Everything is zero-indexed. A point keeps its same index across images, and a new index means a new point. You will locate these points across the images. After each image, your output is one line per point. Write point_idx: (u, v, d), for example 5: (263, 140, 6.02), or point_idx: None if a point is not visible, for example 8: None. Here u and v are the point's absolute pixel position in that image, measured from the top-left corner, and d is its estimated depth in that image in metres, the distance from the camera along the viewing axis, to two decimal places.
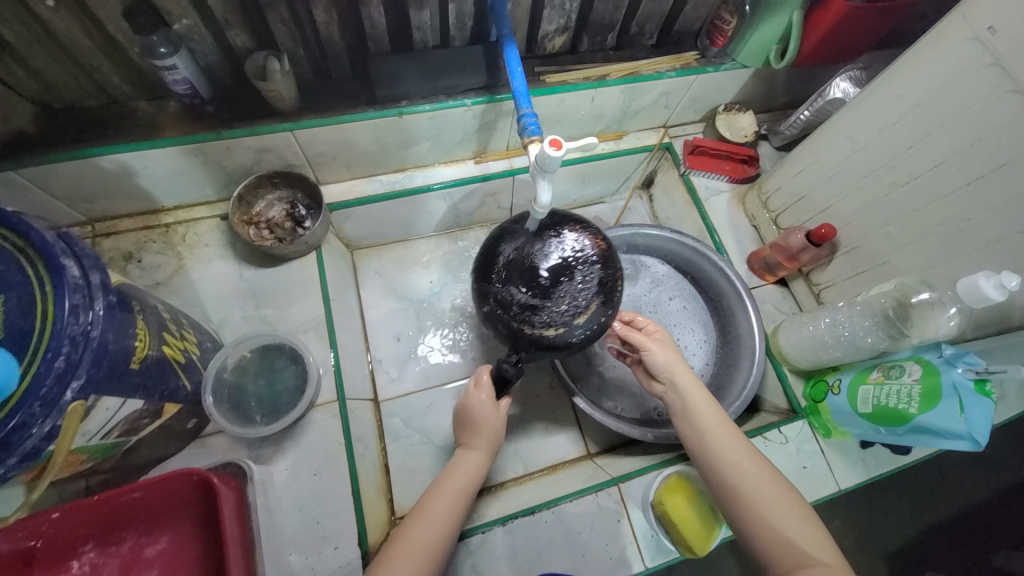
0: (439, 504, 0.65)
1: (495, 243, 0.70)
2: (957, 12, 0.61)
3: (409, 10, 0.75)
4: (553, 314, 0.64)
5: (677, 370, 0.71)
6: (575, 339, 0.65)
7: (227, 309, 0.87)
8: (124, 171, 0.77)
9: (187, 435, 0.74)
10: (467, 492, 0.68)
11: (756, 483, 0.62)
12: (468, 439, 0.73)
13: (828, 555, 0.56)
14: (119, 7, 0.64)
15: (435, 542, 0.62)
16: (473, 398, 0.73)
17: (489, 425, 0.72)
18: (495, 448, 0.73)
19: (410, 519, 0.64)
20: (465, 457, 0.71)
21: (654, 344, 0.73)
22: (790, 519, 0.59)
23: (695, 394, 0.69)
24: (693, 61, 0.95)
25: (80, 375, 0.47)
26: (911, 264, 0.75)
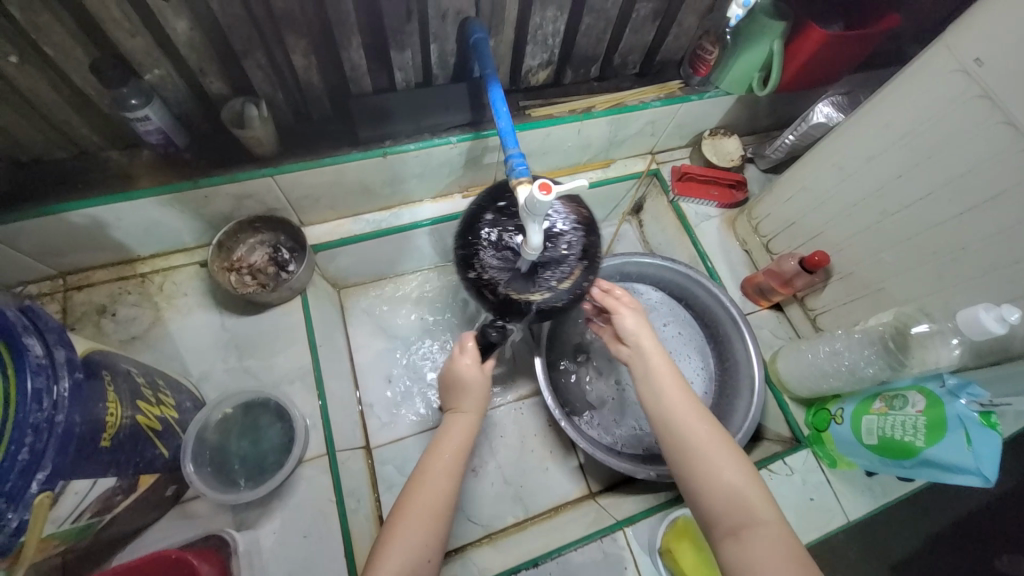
0: (437, 467, 0.64)
1: (474, 216, 0.69)
2: (941, 44, 0.61)
3: (390, 51, 0.74)
4: (537, 280, 0.63)
5: (645, 335, 0.71)
6: (560, 302, 0.64)
7: (208, 360, 0.83)
8: (96, 225, 0.73)
9: (167, 501, 0.69)
10: (462, 450, 0.67)
11: (711, 442, 0.62)
12: (455, 401, 0.72)
13: (772, 516, 0.56)
14: (86, 60, 0.62)
15: (442, 502, 0.61)
16: (458, 362, 0.73)
17: (476, 386, 0.71)
18: (484, 408, 0.72)
19: (411, 483, 0.63)
20: (455, 421, 0.70)
21: (626, 310, 0.73)
22: (741, 479, 0.59)
23: (660, 356, 0.69)
24: (677, 89, 0.95)
25: (45, 466, 0.44)
26: (907, 291, 0.75)
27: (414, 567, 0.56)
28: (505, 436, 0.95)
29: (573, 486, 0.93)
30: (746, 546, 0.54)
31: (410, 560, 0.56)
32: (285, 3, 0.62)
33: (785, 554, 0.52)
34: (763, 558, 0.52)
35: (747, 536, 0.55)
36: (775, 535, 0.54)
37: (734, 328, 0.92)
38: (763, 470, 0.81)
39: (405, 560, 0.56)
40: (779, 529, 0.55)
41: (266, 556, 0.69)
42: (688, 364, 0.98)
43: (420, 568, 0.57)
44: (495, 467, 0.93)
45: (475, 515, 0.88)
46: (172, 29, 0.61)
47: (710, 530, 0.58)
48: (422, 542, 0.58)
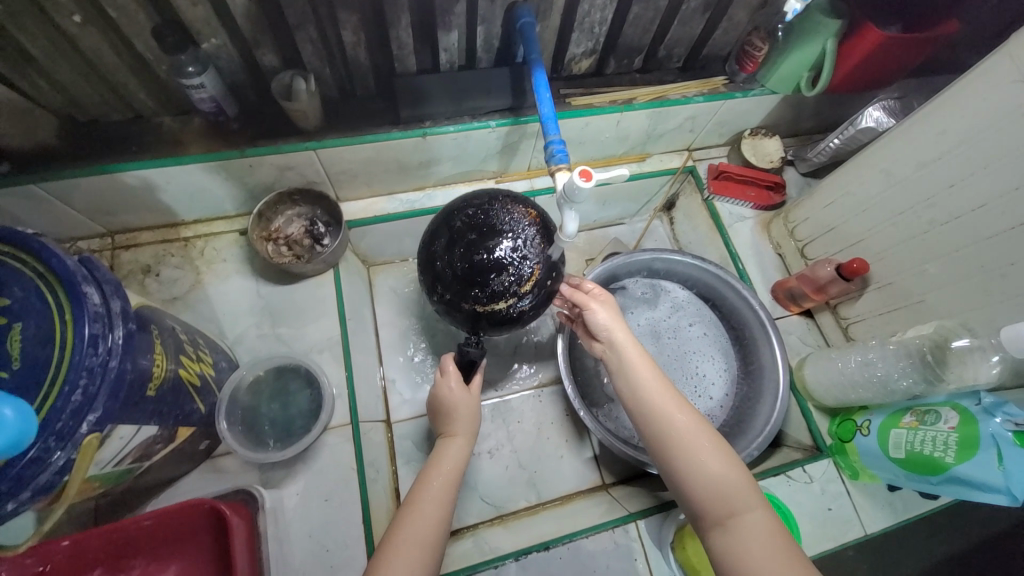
0: (430, 493, 0.63)
1: (432, 235, 0.65)
2: (1005, 51, 0.59)
3: (437, 32, 0.74)
4: (500, 287, 0.60)
5: (619, 327, 0.69)
6: (526, 309, 0.62)
7: (243, 325, 0.86)
8: (146, 187, 0.76)
9: (199, 456, 0.73)
10: (454, 476, 0.66)
11: (692, 435, 0.61)
12: (447, 426, 0.73)
13: (757, 501, 0.57)
14: (149, 26, 0.64)
15: (433, 529, 0.59)
16: (443, 384, 0.74)
17: (463, 404, 0.73)
18: (473, 428, 0.73)
19: (402, 511, 0.62)
20: (447, 446, 0.70)
21: (597, 304, 0.70)
22: (725, 470, 0.59)
23: (634, 348, 0.67)
24: (721, 86, 0.93)
25: (96, 410, 0.47)
26: (949, 305, 0.72)
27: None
28: (522, 422, 0.96)
29: (586, 477, 0.94)
30: (736, 536, 0.55)
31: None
32: None
33: (772, 539, 0.53)
34: (753, 548, 0.53)
35: (735, 527, 0.55)
36: (762, 523, 0.55)
37: (762, 331, 0.90)
38: (781, 476, 0.81)
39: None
40: (765, 515, 0.56)
41: (289, 515, 0.72)
42: (711, 364, 0.98)
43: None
44: (510, 451, 0.94)
45: (488, 495, 0.90)
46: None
47: (698, 519, 0.59)
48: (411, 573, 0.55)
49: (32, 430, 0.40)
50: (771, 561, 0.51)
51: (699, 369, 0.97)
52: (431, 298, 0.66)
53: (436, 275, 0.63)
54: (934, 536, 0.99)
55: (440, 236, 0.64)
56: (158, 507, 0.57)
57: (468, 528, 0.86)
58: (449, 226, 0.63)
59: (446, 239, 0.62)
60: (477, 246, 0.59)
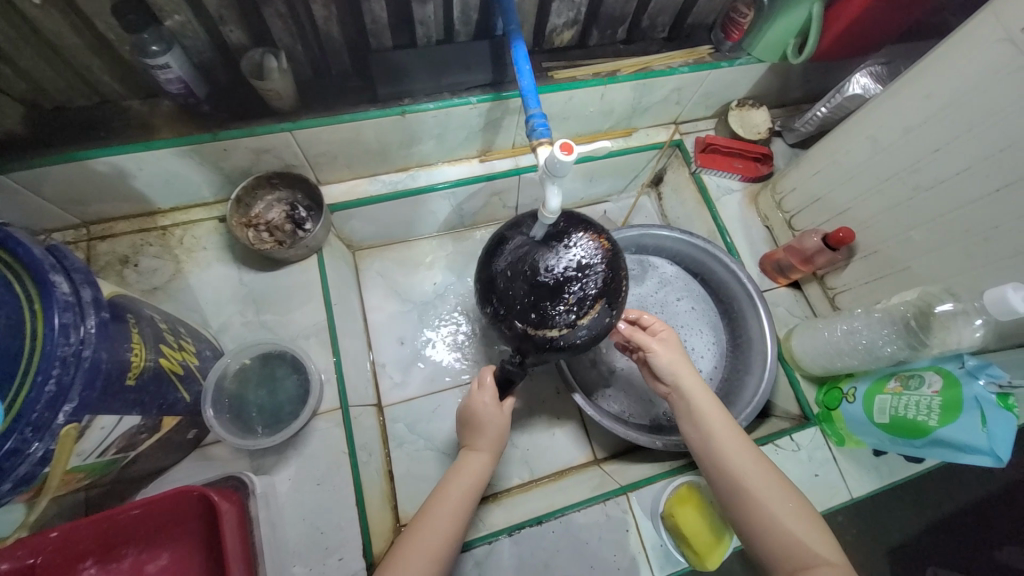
0: (444, 508, 0.64)
1: (495, 245, 0.66)
2: (990, 9, 0.58)
3: (412, 4, 0.71)
4: (556, 315, 0.60)
5: (686, 371, 0.70)
6: (578, 340, 0.61)
7: (227, 314, 0.85)
8: (118, 174, 0.74)
9: (188, 445, 0.72)
10: (471, 492, 0.66)
11: (763, 481, 0.62)
12: (471, 440, 0.72)
13: (833, 552, 0.57)
14: (107, 4, 0.61)
15: (441, 542, 0.60)
16: (478, 398, 0.73)
17: (494, 421, 0.72)
18: (497, 450, 0.71)
19: (416, 523, 0.63)
20: (469, 458, 0.70)
21: (660, 347, 0.72)
22: (799, 523, 0.58)
23: (701, 392, 0.69)
24: (707, 55, 0.91)
25: (72, 398, 0.46)
26: (934, 271, 0.73)
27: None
28: (513, 402, 0.97)
29: (579, 453, 0.94)
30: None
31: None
32: None
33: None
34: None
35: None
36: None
37: (749, 303, 0.91)
38: (768, 445, 0.82)
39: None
40: (843, 568, 0.55)
41: (282, 500, 0.72)
42: (699, 338, 0.98)
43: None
44: None
45: None
46: None
47: (771, 567, 0.58)
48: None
49: None
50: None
51: (688, 343, 0.98)
52: (483, 312, 0.67)
53: (494, 290, 0.64)
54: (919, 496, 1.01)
55: (505, 249, 0.64)
56: (145, 497, 0.57)
57: None
58: (517, 240, 0.64)
59: (512, 254, 0.63)
60: (537, 268, 0.60)
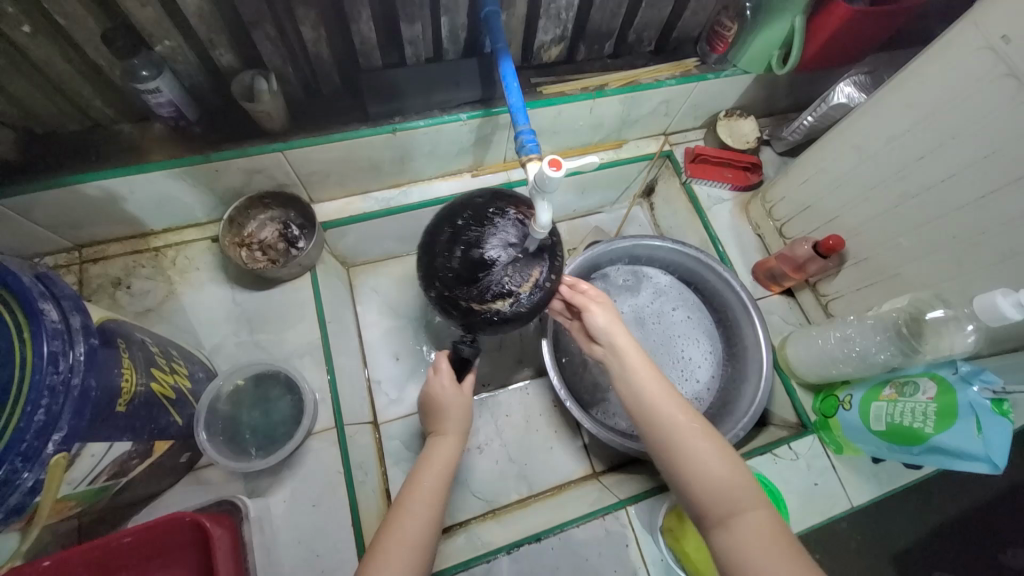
0: (420, 493, 0.62)
1: (433, 228, 0.66)
2: (969, 19, 0.59)
3: (401, 25, 0.72)
4: (500, 287, 0.61)
5: (620, 333, 0.69)
6: (523, 308, 0.62)
7: (220, 334, 0.84)
8: (110, 197, 0.74)
9: (181, 469, 0.71)
10: (444, 476, 0.65)
11: (694, 438, 0.61)
12: (438, 425, 0.71)
13: (759, 501, 0.57)
14: (98, 31, 0.62)
15: (421, 532, 0.58)
16: (440, 383, 0.73)
17: (456, 403, 0.72)
18: (461, 434, 0.71)
19: (393, 512, 0.60)
20: (437, 443, 0.69)
21: (597, 308, 0.70)
22: (727, 475, 0.59)
23: (635, 352, 0.67)
24: (693, 67, 0.92)
25: (62, 427, 0.45)
26: (925, 277, 0.73)
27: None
28: (510, 416, 0.96)
29: (577, 466, 0.94)
30: (737, 535, 0.55)
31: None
32: None
33: (773, 538, 0.54)
34: (753, 547, 0.54)
35: (736, 528, 0.56)
36: (764, 524, 0.55)
37: (743, 311, 0.91)
38: (767, 454, 0.81)
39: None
40: (766, 516, 0.56)
41: (277, 523, 0.71)
42: (696, 347, 0.98)
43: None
44: (499, 445, 0.94)
45: (480, 490, 0.90)
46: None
47: (700, 518, 0.59)
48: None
49: None
50: (768, 558, 0.52)
51: (684, 353, 0.98)
52: (428, 294, 0.66)
53: (435, 271, 0.64)
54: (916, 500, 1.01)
55: (444, 231, 0.65)
56: (139, 524, 0.56)
57: (461, 524, 0.86)
58: (454, 220, 0.65)
59: (450, 234, 0.64)
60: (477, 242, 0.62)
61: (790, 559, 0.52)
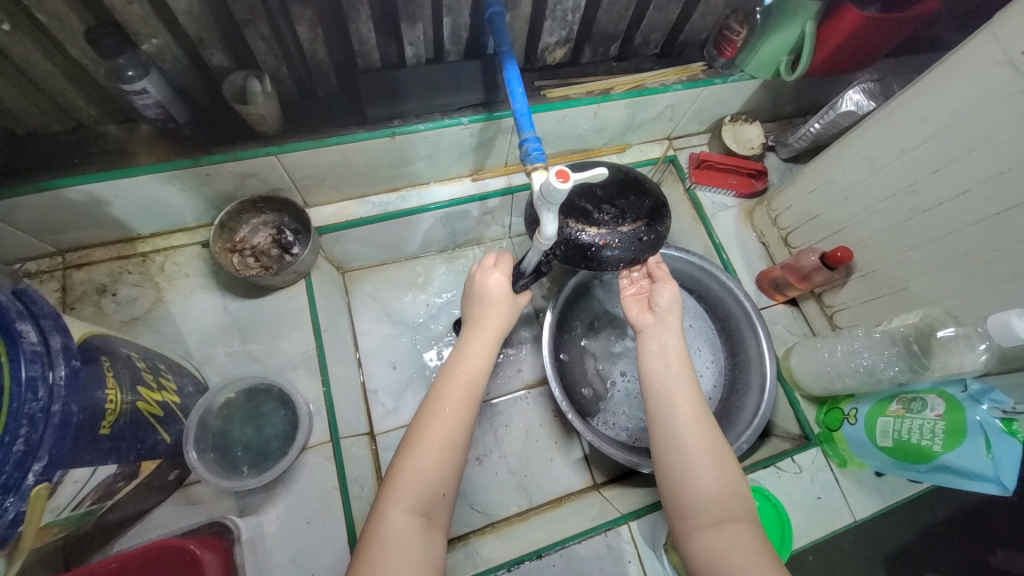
0: (454, 395, 0.61)
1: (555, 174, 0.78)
2: (989, 31, 0.57)
3: (401, 25, 0.69)
4: (600, 218, 0.69)
5: (671, 317, 0.69)
6: (610, 243, 0.67)
7: (211, 344, 0.82)
8: (94, 202, 0.71)
9: (170, 486, 0.69)
10: (477, 377, 0.63)
11: (706, 435, 0.60)
12: (476, 319, 0.68)
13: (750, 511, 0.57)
14: (81, 29, 0.59)
15: (455, 436, 0.58)
16: (494, 277, 0.68)
17: (501, 301, 0.68)
18: (499, 337, 0.67)
19: (424, 411, 0.60)
20: (473, 342, 0.65)
21: (668, 283, 0.72)
22: (729, 478, 0.58)
23: (676, 337, 0.68)
24: (700, 72, 0.90)
25: (42, 457, 0.43)
26: (933, 293, 0.72)
27: (428, 503, 0.55)
28: (510, 425, 0.95)
29: (577, 478, 0.92)
30: (720, 542, 0.54)
31: (425, 498, 0.55)
32: None
33: (759, 548, 0.53)
34: (736, 558, 0.52)
35: (723, 536, 0.54)
36: (753, 534, 0.54)
37: (747, 321, 0.90)
38: (770, 468, 0.80)
39: (418, 499, 0.54)
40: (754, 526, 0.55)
41: (270, 541, 0.69)
42: (699, 357, 0.97)
43: (434, 506, 0.55)
44: (499, 456, 0.92)
45: (479, 503, 0.88)
46: None
47: (687, 517, 0.57)
48: (438, 481, 0.56)
49: None
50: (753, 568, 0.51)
51: None
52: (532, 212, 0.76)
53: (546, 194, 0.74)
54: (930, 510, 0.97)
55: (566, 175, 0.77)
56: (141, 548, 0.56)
57: (459, 538, 0.84)
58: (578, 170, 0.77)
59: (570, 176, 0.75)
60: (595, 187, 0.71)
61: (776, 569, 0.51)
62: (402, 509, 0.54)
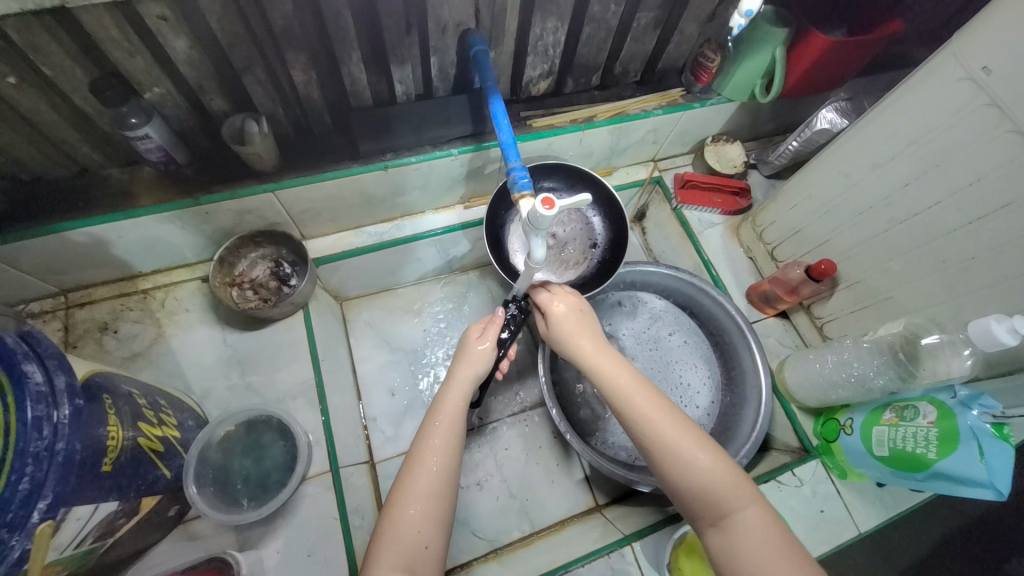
0: (433, 446, 0.59)
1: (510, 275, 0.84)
2: (948, 52, 0.60)
3: (391, 65, 0.73)
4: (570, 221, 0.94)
5: (576, 330, 0.68)
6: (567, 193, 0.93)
7: (211, 377, 0.83)
8: (97, 243, 0.73)
9: (170, 522, 0.69)
10: (455, 426, 0.61)
11: (668, 430, 0.57)
12: (450, 371, 0.68)
13: (750, 497, 0.54)
14: (86, 81, 0.61)
15: (437, 487, 0.57)
16: (471, 336, 0.71)
17: (482, 358, 0.68)
18: (478, 383, 0.67)
19: (406, 468, 0.58)
20: (448, 393, 0.64)
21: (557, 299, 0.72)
22: (714, 467, 0.55)
23: (592, 340, 0.67)
24: (678, 97, 0.94)
25: (46, 495, 0.44)
26: (916, 301, 0.74)
27: (412, 557, 0.53)
28: (509, 447, 0.95)
29: (578, 499, 0.92)
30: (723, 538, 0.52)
31: (407, 552, 0.53)
32: (285, 19, 0.61)
33: (768, 537, 0.51)
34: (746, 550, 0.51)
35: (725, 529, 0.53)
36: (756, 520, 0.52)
37: (740, 336, 0.91)
38: (771, 482, 0.80)
39: (401, 553, 0.53)
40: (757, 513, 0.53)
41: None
42: (694, 373, 0.98)
43: (418, 559, 0.53)
44: (500, 480, 0.92)
45: (481, 529, 0.88)
46: (172, 47, 0.61)
47: (693, 519, 0.56)
48: (418, 532, 0.54)
49: None
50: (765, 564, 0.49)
51: (683, 379, 0.97)
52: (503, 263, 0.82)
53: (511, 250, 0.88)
54: (938, 519, 0.95)
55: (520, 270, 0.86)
56: None
57: (461, 566, 0.83)
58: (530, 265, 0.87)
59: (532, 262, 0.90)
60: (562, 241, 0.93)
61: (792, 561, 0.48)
62: (386, 567, 0.52)
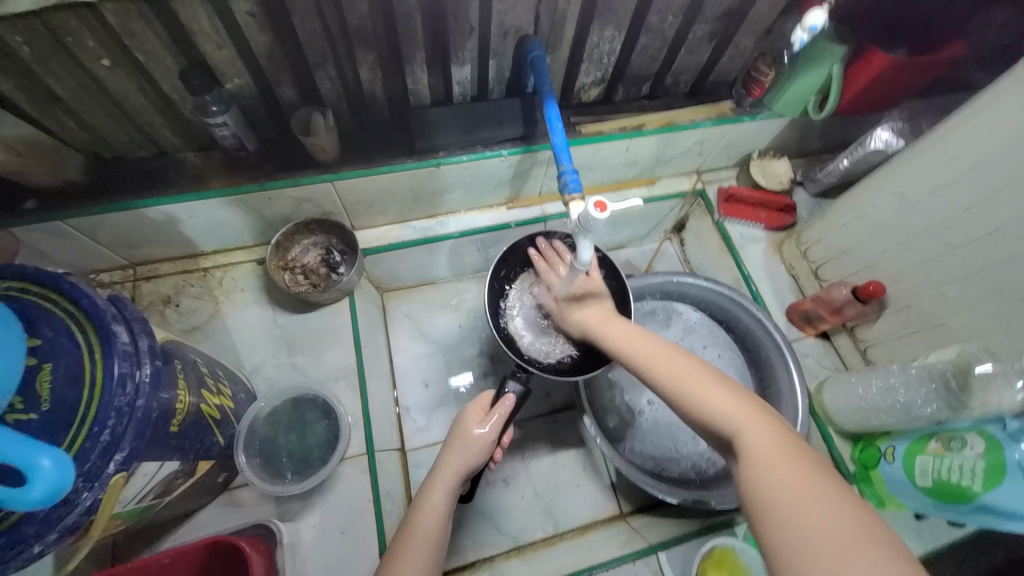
0: (417, 535, 0.60)
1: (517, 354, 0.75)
2: (1016, 76, 0.59)
3: (451, 66, 0.76)
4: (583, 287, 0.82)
5: (609, 324, 0.67)
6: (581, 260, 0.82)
7: (260, 354, 0.87)
8: (169, 221, 0.78)
9: (217, 488, 0.73)
10: (439, 523, 0.62)
11: (670, 367, 0.57)
12: (442, 455, 0.67)
13: (757, 418, 0.50)
14: (175, 69, 0.66)
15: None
16: (469, 419, 0.69)
17: (475, 448, 0.66)
18: (466, 473, 0.66)
19: (390, 554, 0.59)
20: (432, 486, 0.65)
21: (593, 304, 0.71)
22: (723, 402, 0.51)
23: (620, 322, 0.67)
24: (729, 110, 0.94)
25: (123, 448, 0.47)
26: (969, 329, 0.72)
27: None
28: (537, 448, 0.96)
29: (603, 505, 0.92)
30: (745, 460, 0.47)
31: None
32: (359, 19, 0.64)
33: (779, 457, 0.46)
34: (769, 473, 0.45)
35: (743, 454, 0.48)
36: (769, 437, 0.48)
37: (777, 353, 0.89)
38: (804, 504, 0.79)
39: None
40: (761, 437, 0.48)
41: (306, 548, 0.72)
42: None
43: None
44: (525, 479, 0.93)
45: (505, 525, 0.89)
46: (254, 41, 0.65)
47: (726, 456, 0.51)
48: None
49: (70, 478, 0.40)
50: (791, 478, 0.44)
51: None
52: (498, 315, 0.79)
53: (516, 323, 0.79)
54: (977, 558, 0.92)
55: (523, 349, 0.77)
56: (178, 546, 0.59)
57: (484, 560, 0.85)
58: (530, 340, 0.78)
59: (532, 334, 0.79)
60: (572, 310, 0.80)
61: (812, 478, 0.43)
62: None
